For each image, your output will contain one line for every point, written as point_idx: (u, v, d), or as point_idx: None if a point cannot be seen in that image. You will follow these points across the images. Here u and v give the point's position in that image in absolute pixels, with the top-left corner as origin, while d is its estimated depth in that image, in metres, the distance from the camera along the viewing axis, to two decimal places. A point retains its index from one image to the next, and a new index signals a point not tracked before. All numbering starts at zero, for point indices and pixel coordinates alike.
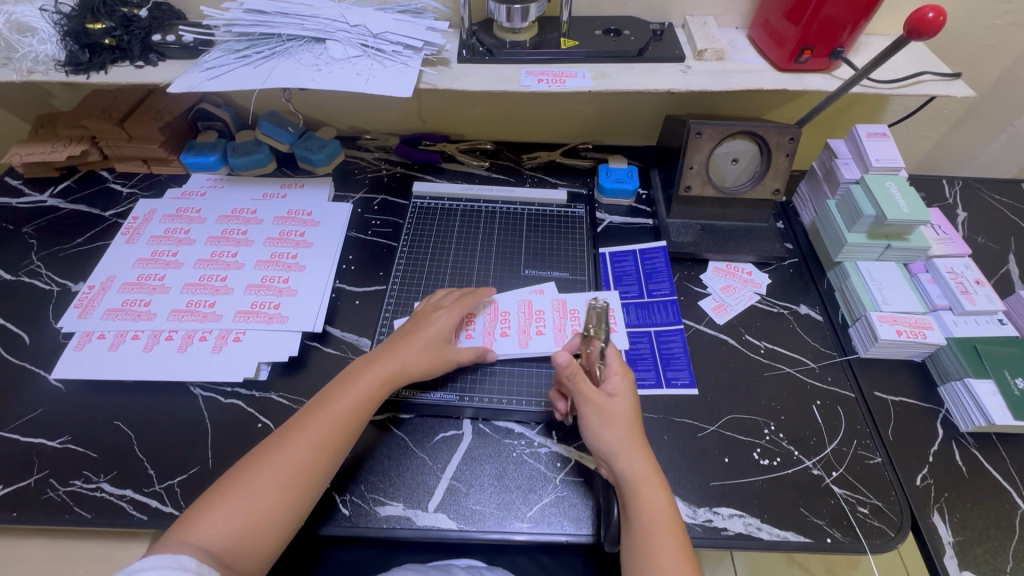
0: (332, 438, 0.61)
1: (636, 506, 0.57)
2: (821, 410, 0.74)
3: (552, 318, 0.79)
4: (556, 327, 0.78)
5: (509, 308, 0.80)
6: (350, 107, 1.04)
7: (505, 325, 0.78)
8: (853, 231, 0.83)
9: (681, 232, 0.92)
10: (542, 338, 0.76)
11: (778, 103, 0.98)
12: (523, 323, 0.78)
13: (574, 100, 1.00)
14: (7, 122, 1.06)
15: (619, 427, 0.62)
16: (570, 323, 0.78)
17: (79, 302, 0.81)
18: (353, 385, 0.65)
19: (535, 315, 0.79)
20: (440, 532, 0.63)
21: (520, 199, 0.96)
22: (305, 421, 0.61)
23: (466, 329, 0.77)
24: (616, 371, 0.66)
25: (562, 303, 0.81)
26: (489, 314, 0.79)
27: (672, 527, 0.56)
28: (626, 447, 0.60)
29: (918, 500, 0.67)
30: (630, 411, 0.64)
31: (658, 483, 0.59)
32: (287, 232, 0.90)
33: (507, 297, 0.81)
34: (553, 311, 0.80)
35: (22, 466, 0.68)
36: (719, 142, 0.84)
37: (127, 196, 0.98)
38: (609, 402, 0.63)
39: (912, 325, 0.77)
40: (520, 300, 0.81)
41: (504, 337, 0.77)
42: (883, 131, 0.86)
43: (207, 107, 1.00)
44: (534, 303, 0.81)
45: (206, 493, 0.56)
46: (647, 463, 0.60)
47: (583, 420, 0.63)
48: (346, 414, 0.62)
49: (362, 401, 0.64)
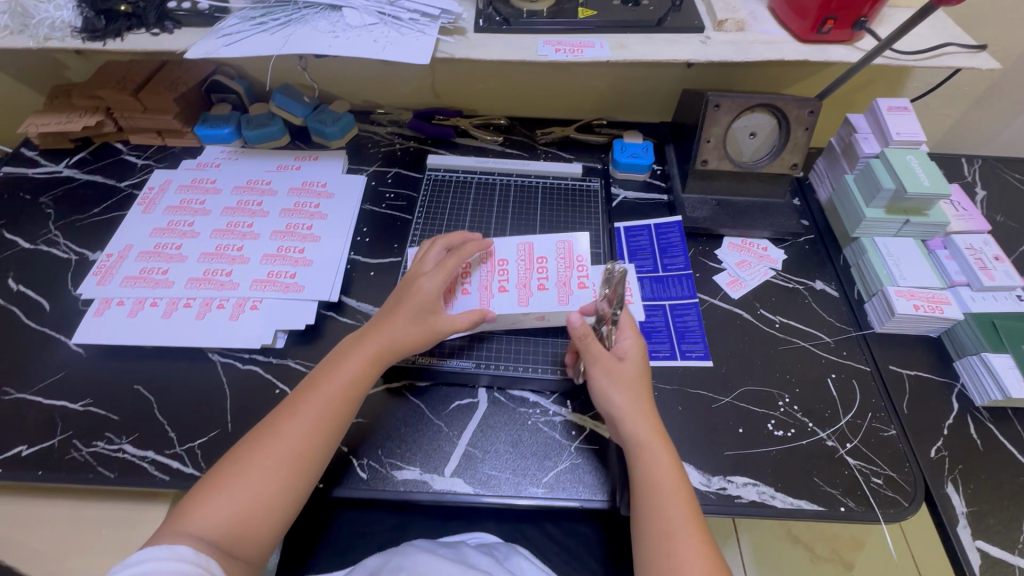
0: (325, 420, 0.59)
1: (642, 468, 0.58)
2: (836, 383, 0.74)
3: (556, 267, 0.75)
4: (559, 280, 0.73)
5: (509, 260, 0.76)
6: (364, 80, 1.03)
7: (503, 278, 0.74)
8: (872, 205, 0.82)
9: (696, 207, 0.91)
10: (543, 292, 0.72)
11: (798, 78, 0.97)
12: (523, 276, 0.74)
13: (590, 73, 0.98)
14: (20, 93, 1.06)
15: (627, 389, 0.62)
16: (575, 274, 0.74)
17: (98, 270, 0.82)
18: (342, 365, 0.62)
19: (537, 264, 0.76)
20: (457, 496, 0.64)
21: (535, 172, 0.96)
22: (294, 404, 0.59)
23: (461, 286, 0.73)
24: (626, 334, 0.66)
25: (569, 246, 0.77)
26: (486, 267, 0.75)
27: (680, 489, 0.56)
28: (632, 409, 0.61)
29: (932, 471, 0.67)
30: (638, 375, 0.64)
31: (664, 446, 0.59)
32: (302, 204, 0.90)
33: (507, 246, 0.78)
34: (558, 258, 0.76)
35: (46, 427, 0.69)
36: (738, 115, 0.83)
37: (142, 167, 0.99)
38: (618, 364, 0.63)
39: (929, 300, 0.76)
40: (522, 245, 0.78)
41: (503, 292, 0.72)
42: (904, 105, 0.85)
43: (221, 78, 0.99)
44: (537, 251, 0.77)
45: (201, 482, 0.55)
46: (654, 426, 0.60)
47: (593, 383, 0.64)
48: (338, 394, 0.60)
49: (353, 380, 0.61)
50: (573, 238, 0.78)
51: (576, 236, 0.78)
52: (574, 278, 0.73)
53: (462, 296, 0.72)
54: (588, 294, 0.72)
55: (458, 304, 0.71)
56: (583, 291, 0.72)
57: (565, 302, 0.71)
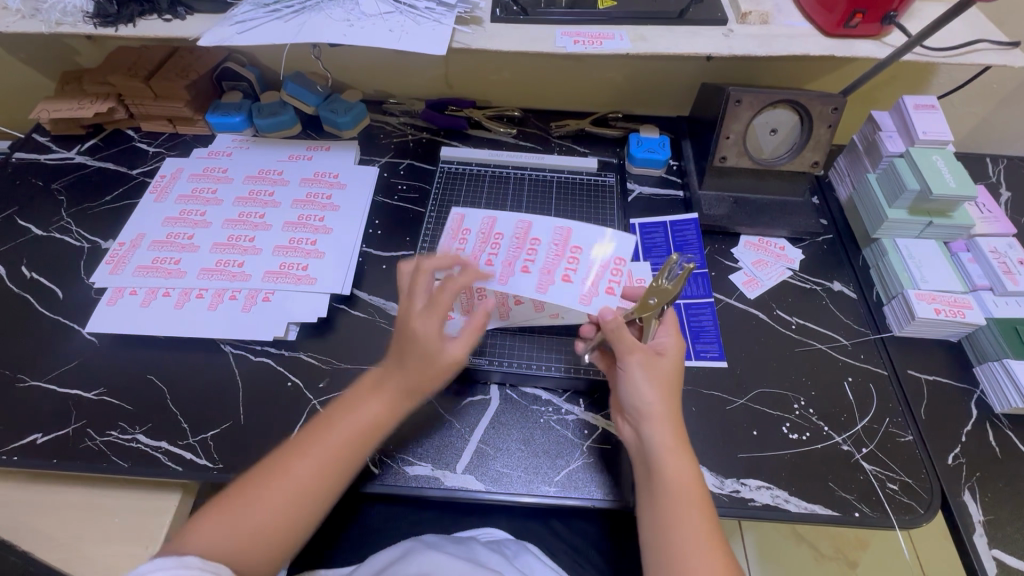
0: (335, 468, 0.55)
1: (664, 470, 0.55)
2: (853, 386, 0.73)
3: (588, 265, 0.69)
4: (586, 279, 0.68)
5: (542, 237, 0.72)
6: (376, 70, 1.01)
7: (529, 258, 0.70)
8: (894, 206, 0.80)
9: (713, 204, 0.89)
10: (564, 285, 0.67)
11: (821, 73, 0.94)
12: (551, 262, 0.70)
13: (607, 66, 0.97)
14: (31, 78, 1.05)
15: (661, 389, 0.59)
16: (606, 278, 0.68)
17: (110, 259, 0.81)
18: (352, 411, 0.57)
19: (569, 254, 0.70)
20: (468, 492, 0.64)
21: (550, 166, 0.94)
22: (300, 444, 0.55)
23: (489, 256, 0.71)
24: (667, 332, 0.64)
25: (610, 244, 0.71)
26: (518, 242, 0.72)
27: (700, 496, 0.54)
28: (663, 413, 0.58)
29: (949, 478, 0.66)
30: (673, 375, 0.61)
31: (687, 450, 0.57)
32: (315, 194, 0.90)
33: (544, 226, 0.73)
34: (593, 254, 0.70)
35: (60, 415, 0.70)
36: (759, 112, 0.81)
37: (154, 155, 0.98)
38: (657, 360, 0.61)
39: (950, 304, 0.75)
40: (561, 229, 0.73)
41: (524, 273, 0.69)
42: (931, 102, 0.82)
43: (232, 66, 0.97)
44: (573, 238, 0.71)
45: (213, 501, 0.52)
46: (679, 428, 0.58)
47: (625, 371, 0.61)
48: (350, 443, 0.56)
49: (367, 426, 0.57)
50: (617, 237, 0.71)
51: (621, 235, 0.71)
52: (604, 282, 0.68)
53: (485, 267, 0.70)
54: (613, 301, 0.66)
55: (479, 274, 0.69)
56: (607, 298, 0.66)
57: (585, 304, 0.66)
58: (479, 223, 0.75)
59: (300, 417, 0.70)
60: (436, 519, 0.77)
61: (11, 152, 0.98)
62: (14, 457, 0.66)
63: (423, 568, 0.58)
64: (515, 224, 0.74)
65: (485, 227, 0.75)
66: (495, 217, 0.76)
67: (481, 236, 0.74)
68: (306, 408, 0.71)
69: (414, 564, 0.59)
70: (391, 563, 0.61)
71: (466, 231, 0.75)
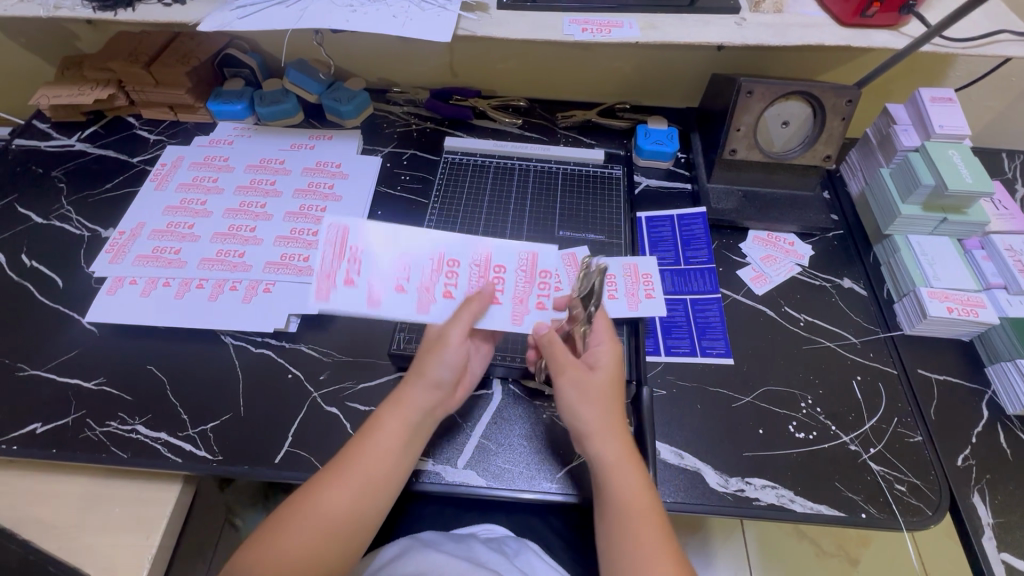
0: (374, 494, 0.55)
1: (613, 489, 0.54)
2: (861, 385, 0.72)
3: (516, 281, 0.66)
4: (516, 296, 0.65)
5: (459, 258, 0.66)
6: (380, 58, 0.99)
7: (450, 282, 0.64)
8: (908, 202, 0.78)
9: (721, 198, 0.88)
10: (495, 307, 0.64)
11: (834, 65, 0.92)
12: (475, 285, 0.65)
13: (615, 55, 0.94)
14: (31, 63, 1.04)
15: (597, 405, 0.58)
16: (535, 292, 0.65)
17: (110, 248, 0.81)
18: (379, 436, 0.57)
19: (493, 274, 0.66)
20: (469, 488, 0.64)
21: (555, 157, 0.93)
22: (336, 475, 0.55)
23: (398, 281, 0.63)
24: (605, 338, 0.62)
25: (533, 259, 0.68)
26: (431, 265, 0.65)
27: (651, 510, 0.54)
28: (600, 428, 0.57)
29: (958, 480, 0.65)
30: (610, 386, 0.60)
31: (634, 463, 0.56)
32: (316, 184, 0.88)
33: (460, 247, 0.67)
34: (518, 271, 0.66)
35: (60, 405, 0.69)
36: (770, 103, 0.79)
37: (155, 142, 0.97)
38: (588, 375, 0.59)
39: (963, 303, 0.73)
40: (481, 248, 0.67)
41: (446, 298, 0.63)
42: (948, 95, 0.80)
43: (233, 52, 0.96)
44: (494, 257, 0.67)
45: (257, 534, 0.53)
46: (625, 442, 0.57)
47: (559, 390, 0.60)
48: (384, 468, 0.56)
49: (397, 447, 0.58)
50: (540, 249, 0.69)
51: (544, 248, 0.68)
52: (533, 296, 0.65)
53: (395, 295, 0.62)
54: (547, 317, 0.64)
55: (388, 303, 0.61)
56: (541, 313, 0.64)
57: (518, 322, 0.64)
58: (376, 240, 0.64)
59: (300, 409, 0.70)
60: (437, 513, 0.77)
61: (11, 139, 0.97)
62: (14, 447, 0.66)
63: (421, 567, 0.57)
64: (427, 246, 0.66)
65: (387, 247, 0.64)
66: (399, 232, 0.66)
67: (380, 256, 0.64)
68: (306, 400, 0.70)
69: (411, 562, 0.58)
70: (391, 558, 0.61)
71: (358, 250, 0.63)
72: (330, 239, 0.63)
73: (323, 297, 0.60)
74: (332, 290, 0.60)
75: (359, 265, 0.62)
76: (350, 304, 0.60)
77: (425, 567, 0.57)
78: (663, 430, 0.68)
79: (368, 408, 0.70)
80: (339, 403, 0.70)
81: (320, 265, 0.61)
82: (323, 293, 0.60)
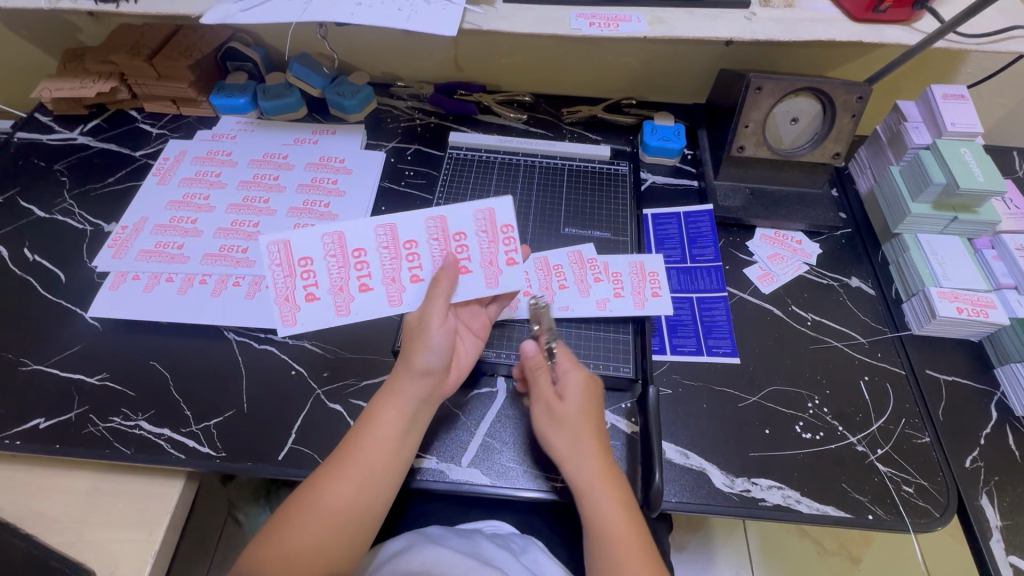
0: (376, 484, 0.56)
1: (592, 515, 0.57)
2: (869, 386, 0.71)
3: (479, 243, 0.65)
4: (483, 259, 0.65)
5: (413, 234, 0.66)
6: (384, 52, 0.98)
7: (413, 265, 0.66)
8: (917, 201, 0.78)
9: (728, 195, 0.87)
10: (464, 276, 0.65)
11: (844, 61, 0.90)
12: (438, 257, 0.66)
13: (622, 50, 0.93)
14: (32, 55, 1.03)
15: (568, 431, 0.60)
16: (501, 251, 0.65)
17: (113, 243, 0.80)
18: (377, 426, 0.58)
19: (454, 241, 0.66)
20: (473, 486, 0.63)
21: (561, 153, 0.92)
22: (336, 472, 0.55)
23: (360, 279, 0.65)
24: (573, 367, 0.64)
25: (491, 215, 0.66)
26: (388, 252, 0.66)
27: (631, 532, 0.56)
28: (573, 453, 0.59)
29: (966, 482, 0.65)
30: (581, 411, 0.61)
31: (613, 488, 0.58)
32: (320, 179, 0.88)
33: (412, 221, 0.66)
34: (478, 233, 0.65)
35: (63, 400, 0.69)
36: (780, 100, 0.78)
37: (157, 136, 0.96)
38: (559, 405, 0.61)
39: (973, 303, 0.72)
40: (432, 218, 0.66)
41: (416, 282, 0.65)
42: (961, 92, 0.79)
43: (237, 46, 0.95)
44: (451, 223, 0.66)
45: (265, 529, 0.54)
46: (601, 466, 0.58)
47: (536, 420, 0.63)
48: (384, 457, 0.57)
49: (396, 436, 0.58)
50: (495, 203, 0.66)
51: (498, 200, 0.65)
52: (500, 254, 0.65)
53: (359, 296, 0.65)
54: (518, 274, 0.65)
55: (356, 305, 0.65)
56: (512, 271, 0.65)
57: (493, 285, 0.65)
58: (323, 246, 0.66)
59: (304, 406, 0.69)
60: (440, 510, 0.76)
61: (13, 132, 0.97)
62: (16, 442, 0.66)
63: (426, 563, 0.57)
64: (378, 231, 0.66)
65: (338, 245, 0.66)
66: (344, 230, 0.66)
67: (332, 260, 0.66)
68: (309, 397, 0.70)
69: (417, 559, 0.58)
70: (395, 556, 0.61)
71: (308, 259, 0.66)
72: (275, 257, 0.65)
73: (291, 319, 0.65)
74: (298, 310, 0.65)
75: (313, 275, 0.65)
76: (318, 318, 0.65)
77: (430, 564, 0.57)
78: (669, 429, 0.67)
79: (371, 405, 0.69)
80: (343, 400, 0.70)
81: (277, 288, 0.65)
82: (290, 316, 0.65)
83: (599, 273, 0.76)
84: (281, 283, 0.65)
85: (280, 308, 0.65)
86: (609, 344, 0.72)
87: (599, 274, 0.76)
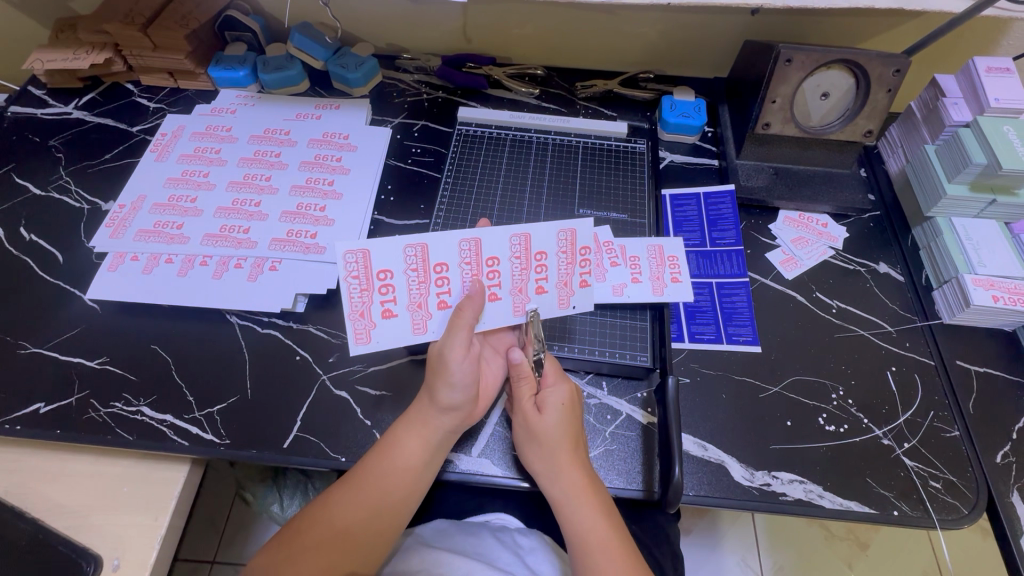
0: (394, 511, 0.57)
1: (572, 530, 0.56)
2: (896, 377, 0.68)
3: (557, 264, 0.60)
4: (560, 280, 0.61)
5: (497, 251, 0.58)
6: (390, 21, 0.93)
7: (493, 283, 0.59)
8: (954, 181, 0.73)
9: (751, 175, 0.83)
10: (540, 296, 0.61)
11: (882, 30, 0.84)
12: (519, 278, 0.60)
13: (642, 20, 0.87)
14: (22, 25, 0.98)
15: (544, 448, 0.58)
16: (578, 273, 0.61)
17: (111, 222, 0.77)
18: (401, 455, 0.57)
19: (536, 262, 0.59)
20: (483, 477, 0.62)
21: (576, 130, 0.88)
22: (353, 491, 0.56)
23: (439, 295, 0.59)
24: (559, 379, 0.62)
25: (573, 235, 0.59)
26: (471, 269, 0.58)
27: (614, 548, 0.55)
28: (551, 467, 0.57)
29: (997, 478, 0.62)
30: (560, 428, 0.58)
31: (594, 504, 0.56)
32: (323, 156, 0.84)
33: (495, 238, 0.57)
34: (559, 254, 0.60)
35: (64, 384, 0.67)
36: (810, 73, 0.74)
37: (155, 111, 0.92)
38: (534, 420, 0.59)
39: (1011, 291, 0.68)
40: (516, 234, 0.58)
41: (493, 301, 0.60)
42: (1006, 65, 0.74)
43: (235, 14, 0.90)
44: (533, 242, 0.58)
45: (279, 534, 0.55)
46: (581, 480, 0.57)
47: (516, 434, 0.61)
48: (405, 485, 0.57)
49: (418, 466, 0.58)
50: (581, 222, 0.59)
51: (583, 220, 0.58)
52: (577, 276, 0.61)
53: (440, 314, 0.59)
54: (591, 294, 0.62)
55: (434, 323, 0.60)
56: (586, 292, 0.62)
57: (565, 306, 0.62)
58: (405, 259, 0.57)
59: (309, 392, 0.67)
60: (448, 499, 0.74)
61: (6, 106, 0.93)
62: (17, 427, 0.65)
63: (426, 564, 0.56)
64: (459, 245, 0.57)
65: (418, 259, 0.57)
66: (428, 242, 0.56)
67: (412, 274, 0.57)
68: (315, 383, 0.68)
69: (417, 558, 0.57)
70: (400, 554, 0.60)
71: (387, 273, 0.57)
72: (351, 268, 0.56)
73: (366, 337, 0.59)
74: (373, 328, 0.59)
75: (392, 290, 0.57)
76: (395, 337, 0.59)
77: (431, 565, 0.56)
78: (689, 421, 0.65)
79: (379, 392, 0.67)
80: (349, 386, 0.68)
81: (351, 304, 0.57)
82: (364, 334, 0.59)
83: (616, 256, 0.72)
84: (355, 298, 0.57)
85: (353, 325, 0.58)
86: (625, 332, 0.69)
87: (616, 258, 0.72)
